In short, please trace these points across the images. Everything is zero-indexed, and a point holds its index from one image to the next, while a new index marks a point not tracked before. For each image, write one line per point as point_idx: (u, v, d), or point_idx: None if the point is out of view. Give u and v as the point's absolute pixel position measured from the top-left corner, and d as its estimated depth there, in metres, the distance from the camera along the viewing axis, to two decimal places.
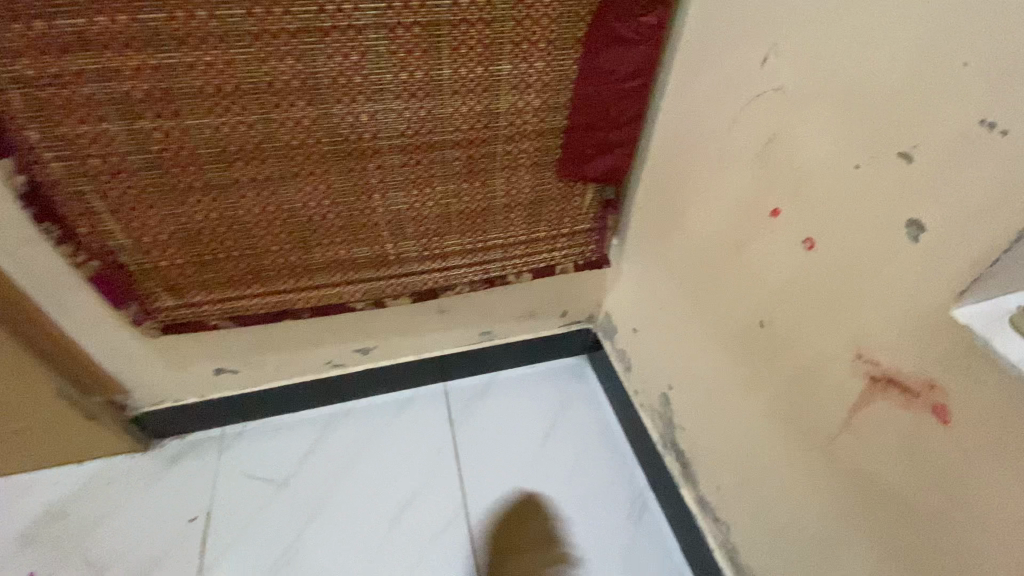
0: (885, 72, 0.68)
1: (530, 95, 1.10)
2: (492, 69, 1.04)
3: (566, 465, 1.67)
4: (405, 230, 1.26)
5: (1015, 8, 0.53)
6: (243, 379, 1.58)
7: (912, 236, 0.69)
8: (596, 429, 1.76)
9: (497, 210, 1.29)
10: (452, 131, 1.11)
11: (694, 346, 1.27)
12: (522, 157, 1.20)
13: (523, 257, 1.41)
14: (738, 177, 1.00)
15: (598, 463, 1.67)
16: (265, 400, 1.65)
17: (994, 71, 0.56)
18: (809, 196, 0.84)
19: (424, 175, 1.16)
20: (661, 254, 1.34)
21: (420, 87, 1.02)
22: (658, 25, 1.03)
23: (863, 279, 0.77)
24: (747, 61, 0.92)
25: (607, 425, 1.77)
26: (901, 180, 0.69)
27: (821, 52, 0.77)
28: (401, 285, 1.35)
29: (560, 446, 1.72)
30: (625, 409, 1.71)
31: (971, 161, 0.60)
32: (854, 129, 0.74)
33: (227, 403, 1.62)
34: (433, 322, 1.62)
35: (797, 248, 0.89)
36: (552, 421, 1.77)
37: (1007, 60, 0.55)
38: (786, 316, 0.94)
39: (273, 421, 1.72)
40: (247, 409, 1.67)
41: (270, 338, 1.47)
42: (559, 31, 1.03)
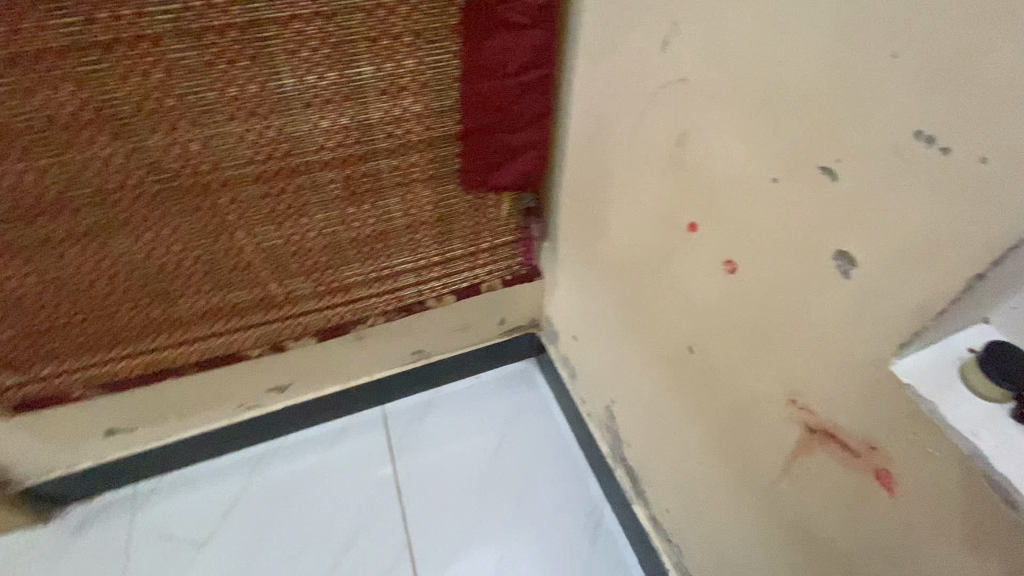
0: (798, 66, 0.53)
1: (407, 99, 0.91)
2: (349, 72, 0.85)
3: (518, 484, 1.53)
4: (290, 267, 1.06)
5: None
6: (144, 436, 1.42)
7: (843, 271, 0.55)
8: (549, 441, 1.61)
9: (398, 232, 1.11)
10: (319, 149, 0.92)
11: (633, 365, 1.14)
12: (415, 170, 1.02)
13: (440, 278, 1.23)
14: (652, 184, 0.85)
15: (554, 479, 1.54)
16: (176, 453, 1.48)
17: (936, 69, 0.41)
18: (726, 214, 0.70)
19: (297, 204, 0.97)
20: (592, 257, 1.16)
21: (259, 104, 0.83)
22: (548, 4, 0.85)
23: (797, 314, 0.63)
24: (644, 47, 0.76)
25: (559, 435, 1.62)
26: (822, 202, 0.55)
27: (721, 41, 0.62)
28: (302, 325, 1.17)
29: (511, 464, 1.56)
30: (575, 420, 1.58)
31: (907, 185, 0.46)
32: (771, 133, 0.59)
33: (133, 463, 1.45)
34: (355, 351, 1.46)
35: (717, 272, 0.75)
36: (501, 436, 1.61)
37: (954, 49, 0.40)
38: (715, 345, 0.81)
39: (190, 472, 1.52)
40: (159, 465, 1.49)
41: (162, 392, 1.31)
42: (425, 20, 0.84)
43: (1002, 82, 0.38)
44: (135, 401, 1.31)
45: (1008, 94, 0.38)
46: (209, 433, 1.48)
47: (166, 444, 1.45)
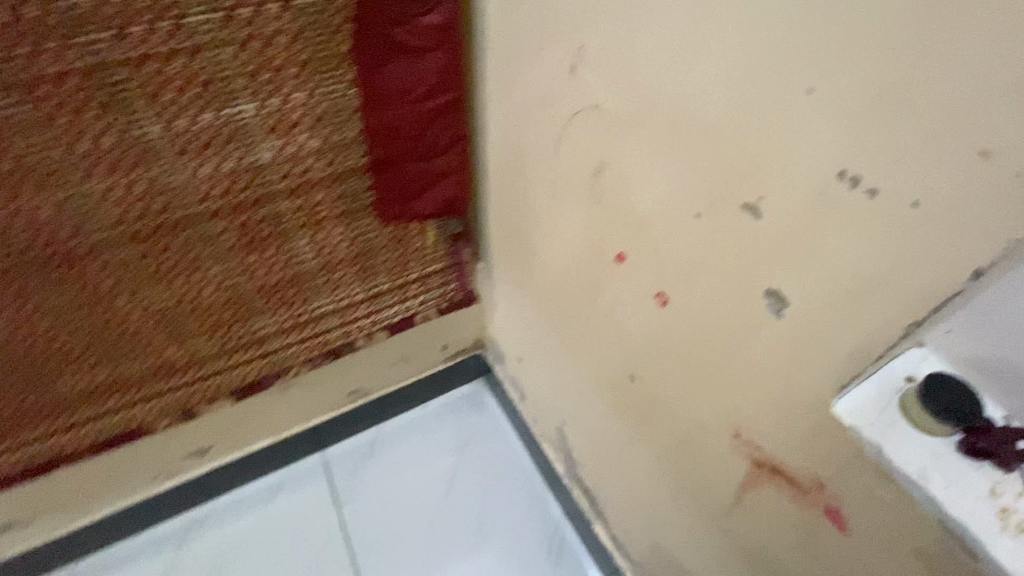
0: (710, 99, 0.49)
1: (301, 133, 0.80)
2: (226, 112, 0.73)
3: (476, 516, 1.46)
4: (188, 328, 0.95)
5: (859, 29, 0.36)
6: (43, 527, 1.24)
7: (775, 310, 0.52)
8: (503, 467, 1.53)
9: (312, 275, 0.99)
10: (203, 198, 0.80)
11: (579, 389, 1.09)
12: (322, 208, 0.90)
13: (368, 317, 1.12)
14: (576, 211, 0.80)
15: (512, 505, 1.48)
16: (84, 539, 1.30)
17: (851, 109, 0.39)
18: (652, 245, 0.66)
19: (186, 260, 0.86)
20: (526, 281, 1.10)
21: (120, 157, 0.72)
22: (447, 24, 0.77)
23: (735, 350, 0.60)
24: (552, 71, 0.71)
25: (515, 459, 1.55)
26: (747, 238, 0.52)
27: (628, 70, 0.58)
28: (211, 388, 1.05)
29: (466, 496, 1.49)
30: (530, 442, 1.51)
31: (835, 229, 0.43)
32: (689, 166, 0.55)
33: (33, 557, 1.27)
34: (282, 402, 1.33)
35: (650, 303, 0.72)
36: (453, 467, 1.53)
37: (881, 89, 0.37)
38: (654, 375, 0.78)
39: (101, 558, 1.32)
40: (65, 556, 1.30)
41: (59, 480, 1.16)
42: (310, 47, 0.73)
43: (927, 125, 0.35)
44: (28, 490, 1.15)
45: (933, 138, 0.35)
46: (125, 511, 1.32)
47: (74, 530, 1.28)
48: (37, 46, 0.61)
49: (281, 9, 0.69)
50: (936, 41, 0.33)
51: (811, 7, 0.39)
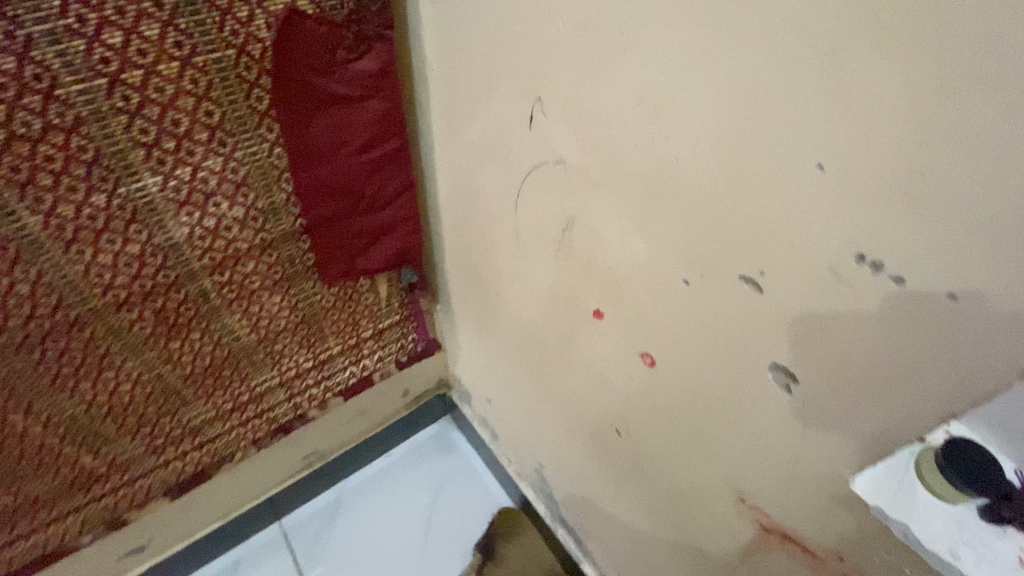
0: (698, 164, 0.44)
1: (222, 203, 0.68)
2: (125, 190, 0.61)
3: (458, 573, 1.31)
4: (105, 432, 0.81)
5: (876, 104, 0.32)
6: None
7: (783, 386, 0.48)
8: (479, 507, 1.41)
9: (250, 352, 0.87)
10: (106, 290, 0.67)
11: (555, 436, 1.02)
12: (255, 280, 0.78)
13: (318, 384, 1.01)
14: (542, 264, 0.74)
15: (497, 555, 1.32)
16: None
17: (868, 189, 0.34)
18: (635, 306, 0.61)
19: (94, 359, 0.72)
20: (490, 323, 0.99)
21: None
22: (384, 69, 0.68)
23: (740, 419, 0.55)
24: (507, 120, 0.64)
25: (491, 497, 1.43)
26: (744, 310, 0.47)
27: (595, 127, 0.52)
28: (140, 491, 0.91)
29: (445, 551, 1.34)
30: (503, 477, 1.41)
31: (850, 312, 0.39)
32: (674, 231, 0.50)
33: None
34: (230, 481, 1.17)
35: (635, 363, 0.66)
36: (429, 520, 1.39)
37: (902, 172, 0.32)
38: (642, 432, 0.73)
39: None
40: None
41: None
42: (224, 108, 0.61)
43: (973, 222, 0.30)
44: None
45: (973, 228, 0.31)
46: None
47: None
48: None
49: (180, 66, 0.56)
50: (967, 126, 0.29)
51: (819, 78, 0.34)
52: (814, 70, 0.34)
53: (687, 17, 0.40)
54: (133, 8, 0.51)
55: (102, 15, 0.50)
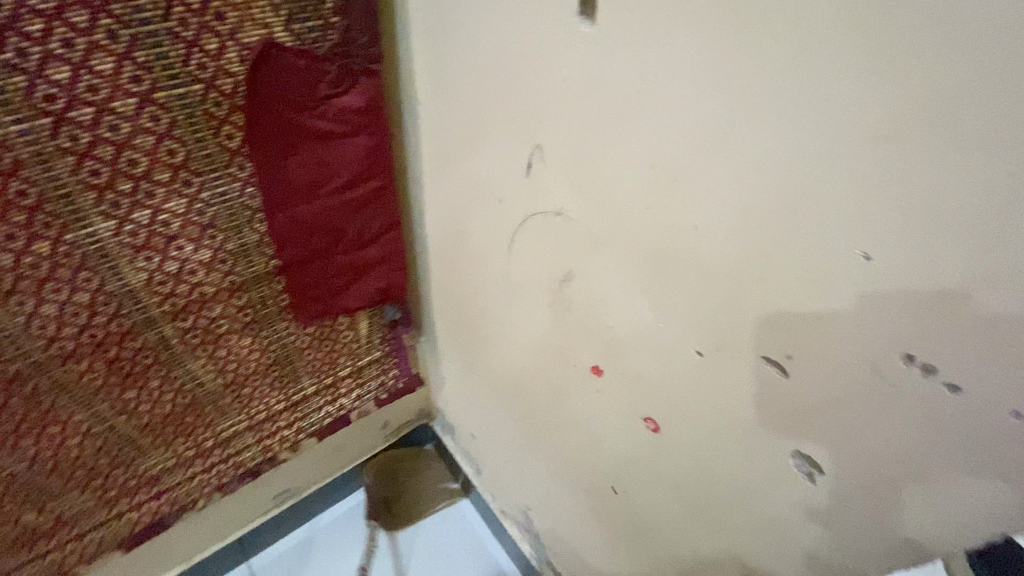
0: (718, 235, 0.40)
1: (184, 245, 0.62)
2: (75, 236, 0.54)
3: None
4: (51, 488, 0.71)
5: (925, 196, 0.29)
6: None
7: (806, 474, 0.44)
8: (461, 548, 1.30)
9: (217, 397, 0.78)
10: (50, 342, 0.59)
11: (544, 484, 0.96)
12: (223, 324, 0.71)
13: (291, 426, 0.91)
14: (536, 314, 0.69)
15: None
16: None
17: (912, 285, 0.31)
18: (639, 369, 0.56)
19: (37, 415, 0.64)
20: (479, 363, 0.93)
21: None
22: (370, 105, 0.63)
23: (754, 499, 0.51)
24: (501, 165, 0.59)
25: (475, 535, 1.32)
26: (763, 391, 0.43)
27: (600, 185, 0.48)
28: (92, 543, 0.81)
29: None
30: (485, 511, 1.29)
31: (888, 411, 0.35)
32: (687, 302, 0.46)
33: None
34: (192, 530, 1.04)
35: (636, 425, 0.62)
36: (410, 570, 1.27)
37: (952, 277, 0.29)
38: (642, 494, 0.68)
39: None
40: None
41: None
42: (189, 144, 0.56)
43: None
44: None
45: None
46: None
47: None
48: None
49: (137, 104, 0.51)
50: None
51: (869, 162, 0.30)
52: (858, 153, 0.30)
53: (708, 81, 0.36)
54: (84, 40, 0.46)
55: (45, 48, 0.45)
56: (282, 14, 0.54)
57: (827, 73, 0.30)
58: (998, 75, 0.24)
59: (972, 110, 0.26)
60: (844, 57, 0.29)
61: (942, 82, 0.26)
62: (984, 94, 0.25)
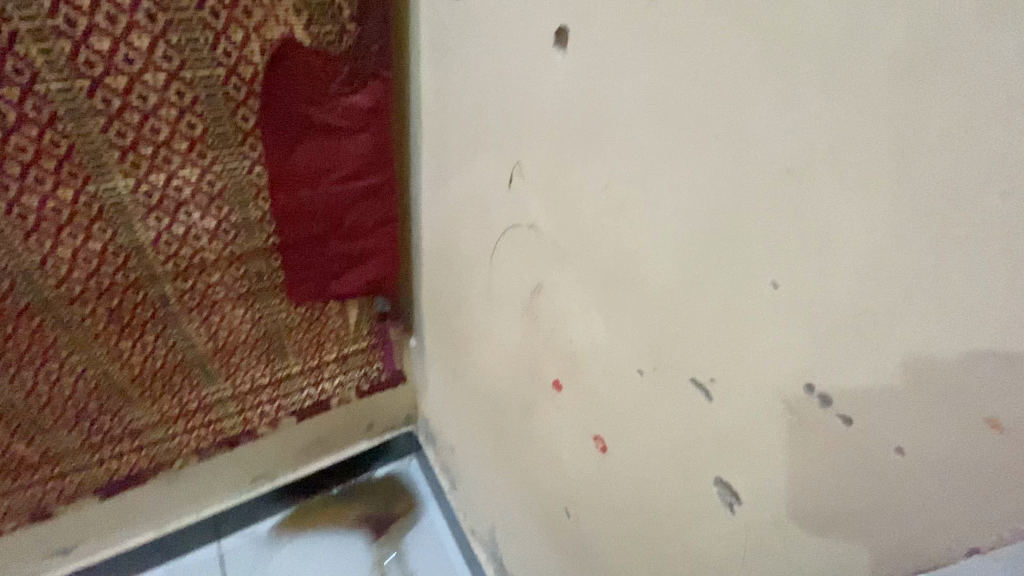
0: (657, 255, 0.42)
1: (193, 211, 0.68)
2: (97, 189, 0.61)
3: None
4: (40, 423, 0.76)
5: (824, 225, 0.30)
6: None
7: (727, 504, 0.43)
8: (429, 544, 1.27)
9: (206, 361, 0.83)
10: (60, 283, 0.65)
11: (509, 502, 0.95)
12: (219, 291, 0.77)
13: (272, 401, 0.95)
14: (509, 324, 0.70)
15: None
16: None
17: (802, 310, 0.33)
18: (591, 387, 0.57)
19: (38, 349, 0.69)
20: (459, 369, 0.94)
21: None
22: (376, 106, 0.71)
23: (685, 533, 0.49)
24: (487, 174, 0.63)
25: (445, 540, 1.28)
26: (692, 417, 0.44)
27: (565, 199, 0.51)
28: (70, 485, 0.84)
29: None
30: (455, 527, 1.26)
31: (797, 440, 0.35)
32: (633, 322, 0.47)
33: None
34: (169, 492, 1.08)
35: (588, 446, 0.61)
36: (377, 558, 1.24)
37: (853, 307, 0.30)
38: (591, 523, 0.66)
39: None
40: None
41: None
42: (206, 121, 0.63)
43: (914, 371, 0.28)
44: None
45: (914, 375, 0.28)
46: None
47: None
48: None
49: (166, 79, 0.59)
50: (908, 259, 0.27)
51: (786, 194, 0.32)
52: (774, 184, 0.32)
53: (653, 111, 0.39)
54: (125, 18, 0.54)
55: (92, 20, 0.53)
56: (305, 17, 0.62)
57: (744, 108, 0.33)
58: (886, 119, 0.27)
59: (860, 148, 0.28)
60: (754, 95, 0.32)
61: (839, 123, 0.28)
62: (872, 136, 0.27)
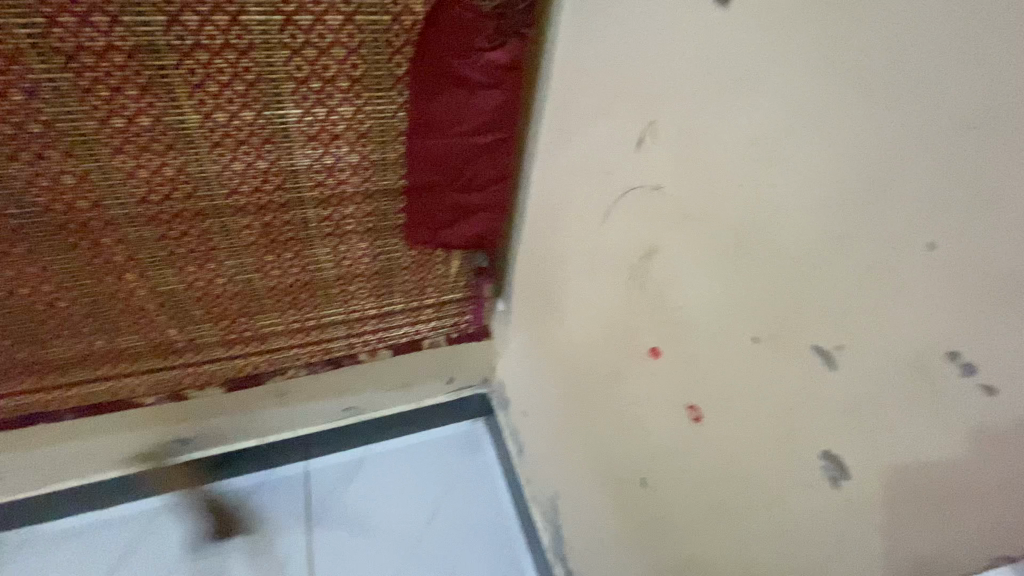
0: (799, 217, 0.42)
1: (342, 147, 0.77)
2: (272, 115, 0.70)
3: (451, 548, 1.27)
4: (193, 314, 0.89)
5: (997, 183, 0.30)
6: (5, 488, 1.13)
7: (831, 477, 0.43)
8: (488, 494, 1.36)
9: (328, 284, 0.93)
10: (230, 193, 0.76)
11: (576, 469, 0.96)
12: (349, 223, 0.86)
13: (374, 333, 1.04)
14: (611, 289, 0.71)
15: (491, 547, 1.28)
16: (41, 515, 1.19)
17: (959, 272, 0.32)
18: (693, 356, 0.56)
19: (203, 249, 0.81)
20: (545, 333, 0.97)
21: (126, 142, 0.67)
22: (511, 63, 0.74)
23: (775, 506, 0.49)
24: (615, 136, 0.63)
25: (502, 496, 1.36)
26: (807, 385, 0.43)
27: (702, 158, 0.50)
28: (205, 373, 0.98)
29: (447, 525, 1.30)
30: (516, 487, 1.32)
31: (929, 410, 0.35)
32: (755, 286, 0.46)
33: None
34: (276, 401, 1.22)
35: (679, 415, 0.61)
36: (440, 496, 1.35)
37: (1014, 272, 0.29)
38: (669, 494, 0.65)
39: (48, 533, 1.20)
40: (18, 526, 1.19)
41: (28, 445, 1.05)
42: (367, 63, 0.70)
43: None
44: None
45: None
46: (85, 486, 1.19)
47: (17, 499, 1.15)
48: (109, 17, 0.58)
49: (343, 21, 0.66)
50: None
51: (953, 152, 0.31)
52: (944, 142, 0.32)
53: (819, 67, 0.38)
54: None
55: None
56: None
57: (919, 65, 0.32)
58: None
59: None
60: (935, 50, 0.32)
61: None
62: None
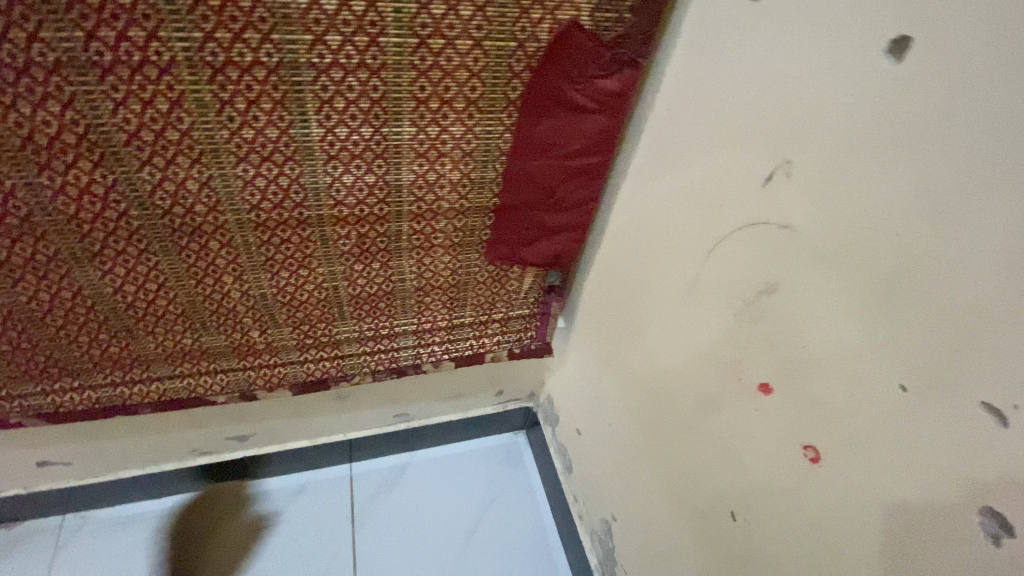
0: (974, 272, 0.42)
1: (445, 163, 0.78)
2: (388, 131, 0.72)
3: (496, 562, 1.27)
4: (278, 317, 0.90)
5: None
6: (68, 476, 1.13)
7: (991, 535, 0.42)
8: (533, 510, 1.36)
9: (408, 294, 0.94)
10: (334, 205, 0.78)
11: (642, 494, 0.96)
12: (437, 237, 0.87)
13: (442, 344, 1.04)
14: (714, 319, 0.70)
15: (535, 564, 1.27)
16: (100, 503, 1.21)
17: None
18: (818, 396, 0.56)
19: (299, 256, 0.82)
20: (617, 355, 0.97)
21: (250, 151, 0.69)
22: (621, 92, 0.74)
23: (909, 556, 0.48)
24: (735, 170, 0.64)
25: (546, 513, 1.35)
26: (970, 440, 0.43)
27: (852, 202, 0.50)
28: (279, 375, 0.99)
29: (491, 539, 1.30)
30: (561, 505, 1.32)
31: None
32: (910, 335, 0.46)
33: (44, 509, 1.18)
34: (334, 404, 1.23)
35: (790, 453, 0.60)
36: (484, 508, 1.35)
37: None
38: (769, 531, 0.65)
39: (105, 521, 1.21)
40: (77, 513, 1.21)
41: (99, 437, 1.06)
42: (485, 85, 0.72)
43: None
44: (39, 442, 1.03)
45: None
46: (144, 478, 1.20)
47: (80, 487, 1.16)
48: (261, 36, 0.60)
49: (470, 46, 0.67)
50: None
51: None
52: None
53: (1014, 125, 0.38)
54: None
55: None
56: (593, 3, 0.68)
57: None
58: None
59: None
60: None
61: None
62: None
